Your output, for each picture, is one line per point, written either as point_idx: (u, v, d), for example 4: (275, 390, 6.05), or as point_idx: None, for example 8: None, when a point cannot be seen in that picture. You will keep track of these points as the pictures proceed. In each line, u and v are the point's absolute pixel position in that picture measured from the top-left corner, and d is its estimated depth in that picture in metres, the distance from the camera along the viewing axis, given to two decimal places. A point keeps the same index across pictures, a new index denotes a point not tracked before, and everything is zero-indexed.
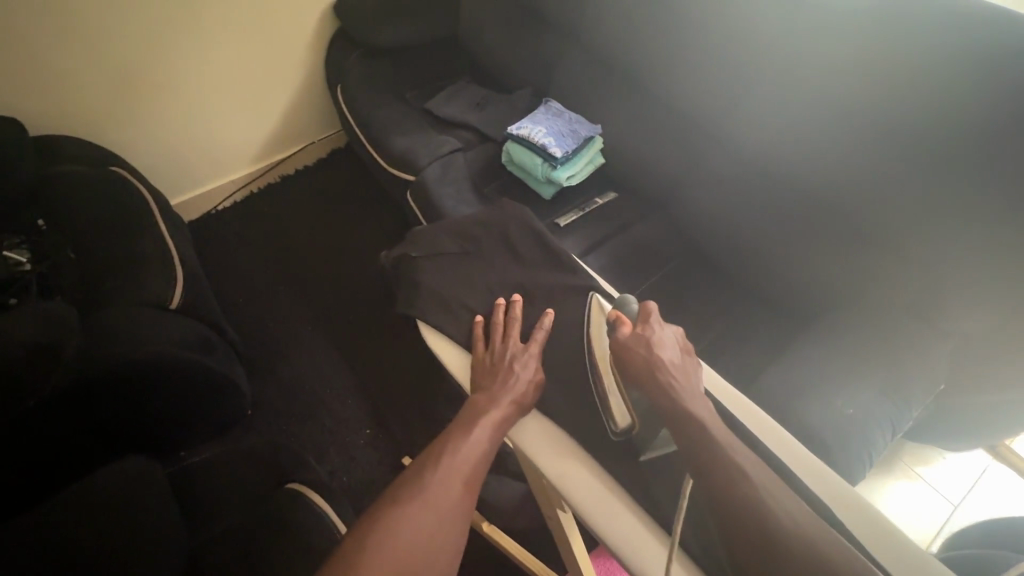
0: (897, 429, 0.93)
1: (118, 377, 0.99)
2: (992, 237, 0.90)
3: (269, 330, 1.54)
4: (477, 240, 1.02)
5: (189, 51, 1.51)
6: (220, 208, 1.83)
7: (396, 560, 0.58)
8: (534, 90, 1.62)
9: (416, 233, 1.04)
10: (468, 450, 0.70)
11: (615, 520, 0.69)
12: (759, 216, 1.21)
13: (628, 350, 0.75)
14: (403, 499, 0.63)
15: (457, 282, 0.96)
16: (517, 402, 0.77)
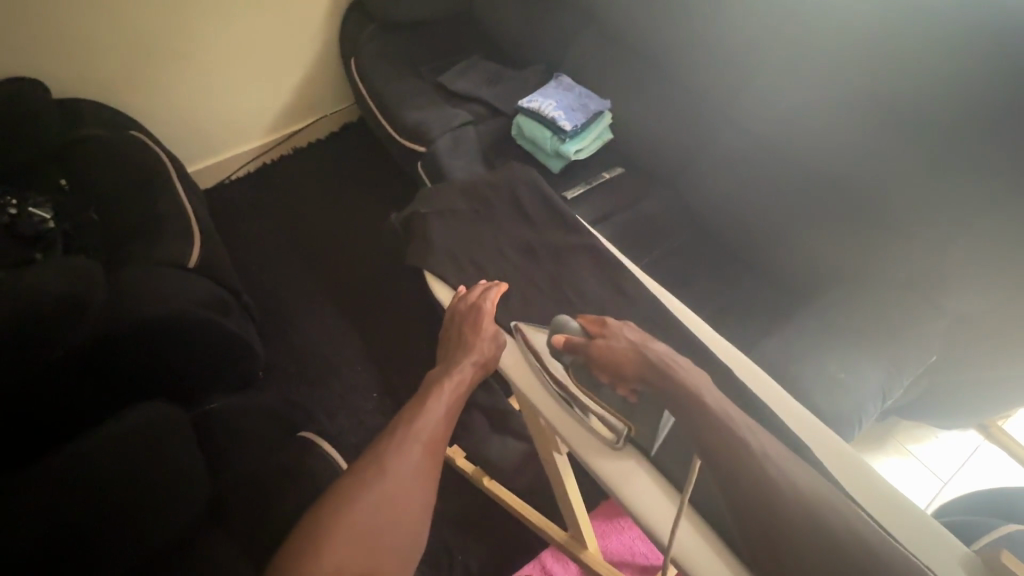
0: (886, 397, 0.95)
1: (145, 332, 1.03)
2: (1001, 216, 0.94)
3: (281, 296, 1.57)
4: (488, 200, 1.06)
5: (212, 20, 1.54)
6: (234, 177, 1.85)
7: (367, 513, 0.67)
8: (547, 65, 1.63)
9: (428, 191, 1.08)
10: (428, 416, 0.78)
11: (616, 470, 0.72)
12: (764, 193, 1.22)
13: (612, 350, 0.71)
14: (369, 461, 0.72)
15: (466, 240, 1.01)
16: (474, 364, 0.84)
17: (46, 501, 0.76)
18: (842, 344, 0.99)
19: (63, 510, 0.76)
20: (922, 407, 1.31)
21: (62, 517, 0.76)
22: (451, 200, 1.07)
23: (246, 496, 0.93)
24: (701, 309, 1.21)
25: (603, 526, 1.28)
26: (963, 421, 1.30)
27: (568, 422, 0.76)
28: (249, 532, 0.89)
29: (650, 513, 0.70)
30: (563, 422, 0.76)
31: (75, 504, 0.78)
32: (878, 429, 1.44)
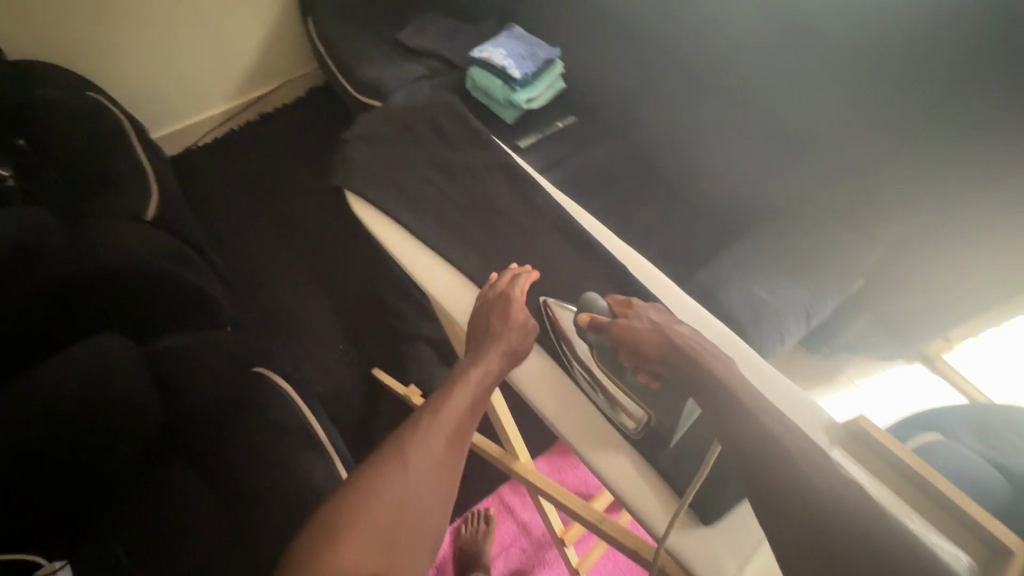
0: (810, 317, 1.01)
1: (102, 278, 1.03)
2: (929, 140, 0.97)
3: (247, 255, 1.59)
4: (410, 125, 1.00)
5: None
6: (200, 143, 1.86)
7: (381, 521, 0.55)
8: (502, 18, 1.63)
9: (361, 118, 1.01)
10: (453, 411, 0.65)
11: (620, 473, 0.72)
12: (709, 134, 1.24)
13: (636, 332, 0.71)
14: (384, 462, 0.59)
15: (389, 163, 0.96)
16: (504, 358, 0.72)
17: (14, 422, 0.81)
18: (771, 270, 1.03)
19: (29, 431, 0.82)
20: (866, 341, 1.36)
21: (31, 437, 0.82)
22: (372, 124, 1.00)
23: (204, 432, 0.98)
24: (646, 249, 1.25)
25: (553, 464, 1.29)
26: (904, 352, 1.35)
27: (572, 408, 0.77)
28: (209, 460, 0.96)
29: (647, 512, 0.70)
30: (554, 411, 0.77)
31: (40, 428, 0.82)
32: (829, 366, 1.48)
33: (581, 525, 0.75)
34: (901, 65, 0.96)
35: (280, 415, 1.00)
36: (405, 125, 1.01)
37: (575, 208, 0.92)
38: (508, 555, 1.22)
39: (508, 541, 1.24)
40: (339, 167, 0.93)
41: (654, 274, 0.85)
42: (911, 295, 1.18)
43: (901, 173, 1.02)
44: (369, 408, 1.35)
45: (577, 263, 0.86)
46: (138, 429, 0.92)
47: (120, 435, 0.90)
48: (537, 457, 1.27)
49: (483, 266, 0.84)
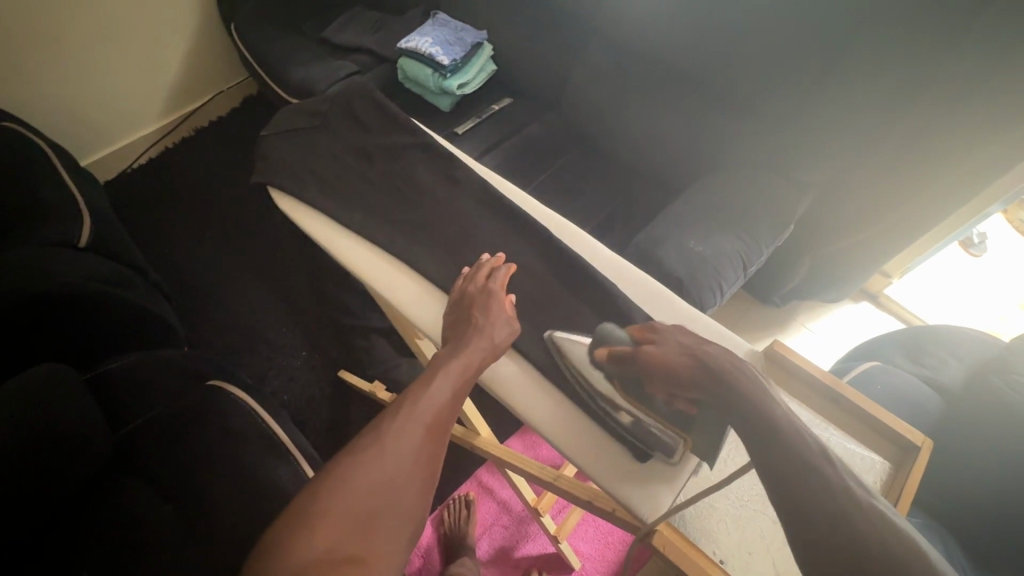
0: (747, 264, 1.05)
1: (38, 309, 0.98)
2: (847, 83, 1.01)
3: (196, 273, 1.55)
4: (328, 113, 0.99)
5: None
6: (135, 165, 1.79)
7: (355, 502, 0.53)
8: (426, 7, 1.62)
9: (280, 111, 0.99)
10: (432, 398, 0.63)
11: (653, 501, 0.67)
12: (639, 101, 1.26)
13: (665, 359, 0.61)
14: (360, 446, 0.57)
15: (311, 154, 0.94)
16: (486, 350, 0.71)
17: None
18: (707, 224, 1.06)
19: None
20: (811, 285, 1.42)
21: None
22: (294, 117, 0.98)
23: (158, 448, 0.96)
24: (590, 220, 1.27)
25: (526, 441, 1.30)
26: (846, 291, 1.41)
27: (554, 410, 0.74)
28: (171, 477, 0.93)
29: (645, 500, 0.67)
30: (522, 400, 0.75)
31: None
32: (781, 314, 1.54)
33: (541, 487, 0.77)
34: (807, 11, 0.99)
35: (237, 422, 0.99)
36: (327, 115, 0.99)
37: (495, 178, 0.94)
38: (490, 534, 1.24)
39: (490, 520, 1.26)
40: (266, 169, 0.91)
41: (580, 237, 0.88)
42: (843, 234, 1.24)
43: (821, 116, 1.06)
44: (337, 410, 1.34)
45: (514, 236, 0.87)
46: (90, 450, 0.90)
47: (72, 458, 0.87)
48: (508, 436, 1.28)
49: (421, 249, 0.84)
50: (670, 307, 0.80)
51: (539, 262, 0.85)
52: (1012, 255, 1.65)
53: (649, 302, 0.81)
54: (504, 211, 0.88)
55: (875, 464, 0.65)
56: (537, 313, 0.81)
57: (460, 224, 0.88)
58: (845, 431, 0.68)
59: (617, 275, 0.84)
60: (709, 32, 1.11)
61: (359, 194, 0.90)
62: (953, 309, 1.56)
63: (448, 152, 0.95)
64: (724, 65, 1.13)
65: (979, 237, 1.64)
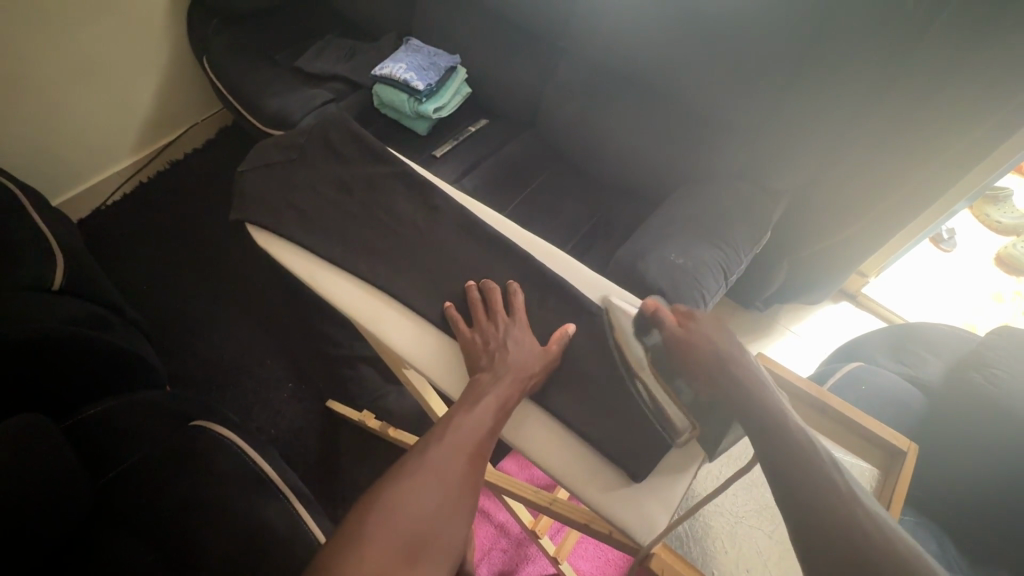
0: (728, 273, 1.06)
1: (11, 357, 0.95)
2: (814, 93, 1.04)
3: (176, 309, 1.52)
4: (305, 146, 0.99)
5: (45, 36, 1.41)
6: (109, 201, 1.76)
7: (403, 527, 0.53)
8: (398, 33, 1.64)
9: (258, 145, 0.99)
10: (473, 427, 0.65)
11: (637, 511, 0.67)
12: (613, 118, 1.28)
13: (691, 342, 0.63)
14: (406, 474, 0.58)
15: (290, 187, 0.94)
16: (522, 381, 0.71)
17: None
18: (687, 236, 1.07)
19: None
20: (791, 288, 1.44)
21: None
22: (271, 152, 0.98)
23: (141, 494, 0.93)
24: (572, 237, 1.28)
25: (520, 461, 1.29)
26: (826, 292, 1.44)
27: (548, 436, 0.73)
28: (162, 526, 0.89)
29: (639, 522, 0.66)
30: (520, 431, 0.73)
31: None
32: (764, 318, 1.57)
33: (537, 511, 0.76)
34: (768, 26, 1.02)
35: (227, 463, 0.97)
36: (303, 149, 0.99)
37: (476, 203, 0.94)
38: (489, 559, 1.22)
39: (488, 544, 1.24)
40: (243, 205, 0.91)
41: (563, 258, 0.89)
42: (819, 238, 1.27)
43: (789, 126, 1.09)
44: (327, 441, 1.32)
45: (496, 260, 0.87)
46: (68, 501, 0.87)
47: (50, 510, 0.84)
48: (502, 458, 1.27)
49: (405, 278, 0.84)
50: None
51: (522, 283, 0.85)
52: (981, 248, 1.70)
53: None
54: (486, 237, 0.88)
55: (864, 469, 0.66)
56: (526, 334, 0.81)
57: (442, 251, 0.88)
58: (834, 440, 0.69)
59: (600, 294, 0.85)
60: (675, 49, 1.14)
61: (339, 226, 0.89)
62: (928, 304, 1.60)
63: (428, 180, 0.95)
64: (692, 81, 1.16)
65: (949, 233, 1.68)
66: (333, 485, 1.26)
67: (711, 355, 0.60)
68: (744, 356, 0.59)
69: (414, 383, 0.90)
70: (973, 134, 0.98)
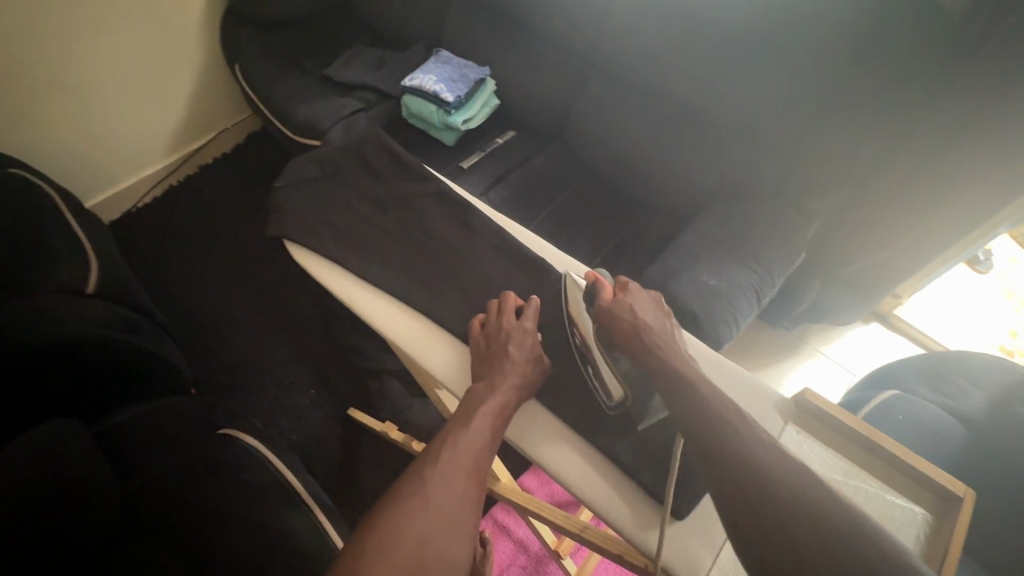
0: (761, 295, 1.04)
1: (49, 361, 0.98)
2: (850, 112, 1.02)
3: (202, 313, 1.54)
4: (338, 159, 1.00)
5: (85, 43, 1.45)
6: (140, 204, 1.79)
7: (408, 546, 0.53)
8: (427, 43, 1.65)
9: (293, 159, 1.00)
10: (473, 437, 0.65)
11: (671, 542, 0.66)
12: (640, 132, 1.27)
13: (619, 309, 0.71)
14: (408, 491, 0.58)
15: (323, 201, 0.94)
16: (519, 387, 0.72)
17: None
18: (719, 256, 1.06)
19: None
20: (823, 309, 1.41)
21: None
22: (304, 164, 0.99)
23: (166, 501, 0.94)
24: (599, 253, 1.27)
25: (540, 477, 1.28)
26: (859, 313, 1.40)
27: (578, 460, 0.72)
28: (183, 528, 0.91)
29: (672, 551, 0.66)
30: (547, 451, 0.73)
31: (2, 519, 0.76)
32: (792, 338, 1.53)
33: (564, 535, 0.75)
34: (806, 43, 1.00)
35: (249, 471, 0.97)
36: (335, 161, 0.99)
37: (508, 220, 0.94)
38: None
39: (507, 560, 1.23)
40: (276, 216, 0.92)
41: (594, 278, 0.88)
42: (853, 258, 1.24)
43: (824, 145, 1.07)
44: (348, 450, 1.32)
45: (527, 279, 0.86)
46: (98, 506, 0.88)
47: (81, 515, 0.85)
48: (523, 473, 1.26)
49: (435, 294, 0.84)
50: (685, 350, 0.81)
51: (553, 303, 0.84)
52: (1021, 272, 1.64)
53: None
54: (517, 255, 0.88)
55: (917, 515, 0.63)
56: (558, 356, 0.80)
57: (473, 269, 0.87)
58: (881, 481, 0.66)
59: None
60: (709, 66, 1.13)
61: (371, 241, 0.90)
62: (965, 328, 1.55)
63: (459, 196, 0.95)
64: (725, 99, 1.14)
65: (985, 254, 1.63)
66: (352, 495, 1.27)
67: (627, 325, 0.69)
68: (652, 329, 0.68)
69: (442, 399, 0.90)
70: (1019, 158, 0.95)
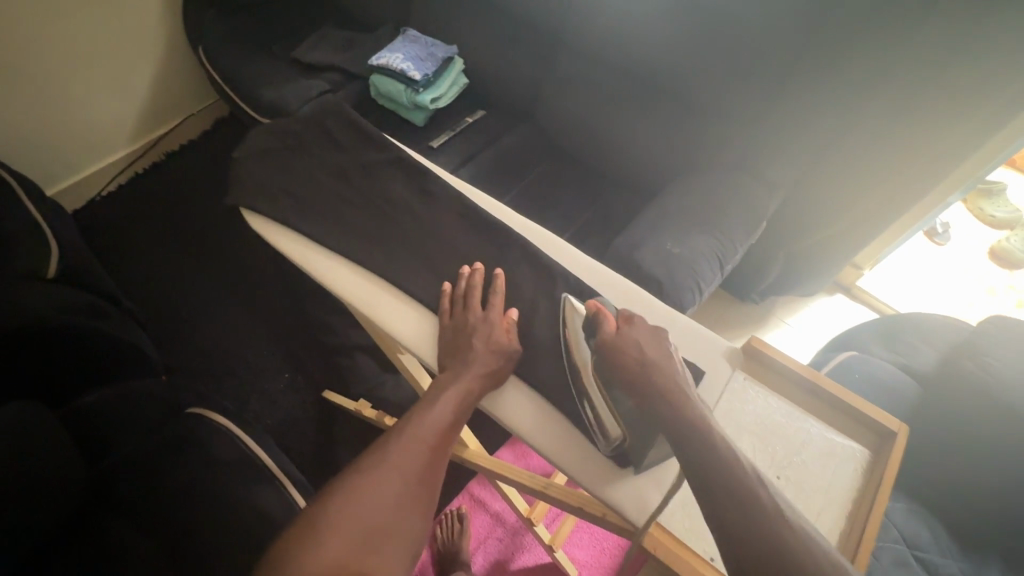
0: (723, 263, 1.07)
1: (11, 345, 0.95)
2: (808, 83, 1.04)
3: (172, 299, 1.52)
4: (299, 133, 0.99)
5: (38, 24, 1.40)
6: (105, 192, 1.75)
7: (360, 519, 0.55)
8: (395, 23, 1.63)
9: (253, 131, 0.99)
10: (435, 420, 0.66)
11: (631, 492, 0.68)
12: (609, 108, 1.28)
13: (622, 346, 0.67)
14: (365, 469, 0.60)
15: (285, 173, 0.94)
16: (485, 376, 0.72)
17: None
18: (682, 226, 1.08)
19: None
20: (789, 280, 1.45)
21: None
22: (266, 137, 0.98)
23: (133, 481, 0.93)
24: (569, 228, 1.28)
25: (515, 450, 1.30)
26: (824, 283, 1.44)
27: (542, 419, 0.74)
28: (151, 510, 0.90)
29: (629, 500, 0.67)
30: (512, 412, 0.74)
31: None
32: (760, 310, 1.57)
33: (532, 496, 0.77)
34: (765, 15, 1.02)
35: (219, 448, 0.97)
36: (298, 135, 0.99)
37: (471, 189, 0.95)
38: (485, 547, 1.23)
39: (484, 533, 1.25)
40: (237, 190, 0.91)
41: (556, 242, 0.89)
42: (814, 229, 1.27)
43: (784, 116, 1.10)
44: (324, 431, 1.32)
45: (491, 247, 0.87)
46: (65, 488, 0.87)
47: (47, 497, 0.84)
48: (499, 446, 1.27)
49: (401, 265, 0.84)
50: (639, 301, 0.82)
51: (517, 269, 0.85)
52: (977, 242, 1.71)
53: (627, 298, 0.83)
54: (480, 222, 0.88)
55: (855, 451, 0.67)
56: (524, 320, 0.81)
57: (437, 237, 0.88)
58: (823, 420, 0.70)
59: (591, 275, 0.86)
60: (673, 41, 1.14)
61: (335, 212, 0.89)
62: (923, 297, 1.61)
63: (423, 166, 0.95)
64: (690, 73, 1.15)
65: (943, 227, 1.68)
66: (328, 475, 1.27)
67: (631, 362, 0.65)
68: (662, 367, 0.64)
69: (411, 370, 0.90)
70: (966, 126, 0.99)
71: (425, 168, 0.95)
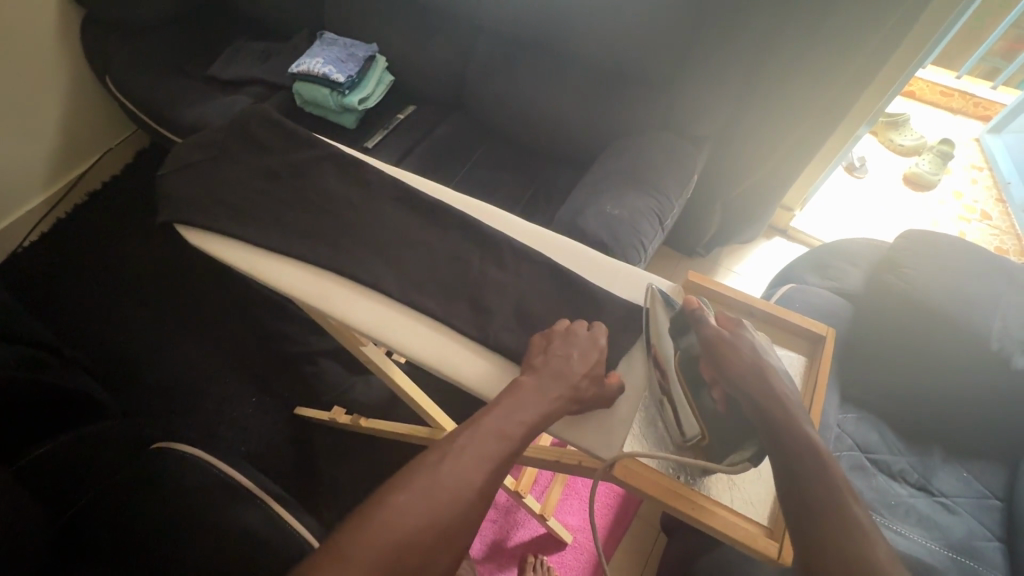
0: (663, 219, 1.12)
1: None
2: (715, 36, 1.11)
3: (119, 341, 1.45)
4: (225, 143, 0.97)
5: None
6: (26, 242, 1.63)
7: (396, 536, 0.50)
8: (311, 29, 1.61)
9: (176, 148, 0.96)
10: (498, 433, 0.59)
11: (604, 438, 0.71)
12: (536, 88, 1.31)
13: (727, 347, 0.64)
14: (407, 482, 0.54)
15: (217, 184, 0.92)
16: (559, 393, 0.66)
17: None
18: (620, 188, 1.12)
19: None
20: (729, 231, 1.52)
21: None
22: (192, 152, 0.96)
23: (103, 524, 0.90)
24: (514, 207, 1.31)
25: None
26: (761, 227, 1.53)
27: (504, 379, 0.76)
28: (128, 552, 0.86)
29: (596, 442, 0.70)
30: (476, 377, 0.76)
31: None
32: (709, 262, 1.65)
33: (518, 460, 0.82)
34: None
35: (192, 478, 0.94)
36: (225, 147, 0.97)
37: (407, 175, 0.96)
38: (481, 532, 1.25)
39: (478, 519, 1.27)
40: (170, 209, 0.88)
41: (498, 214, 0.92)
42: (745, 177, 1.34)
43: (698, 70, 1.16)
44: (302, 447, 1.30)
45: (436, 229, 0.89)
46: (32, 542, 0.83)
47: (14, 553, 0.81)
48: None
49: (351, 259, 0.84)
50: (577, 254, 0.88)
51: (466, 247, 0.87)
52: (892, 172, 1.85)
53: (566, 256, 0.88)
54: (421, 204, 0.90)
55: (794, 360, 0.73)
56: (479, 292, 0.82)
57: (382, 226, 0.89)
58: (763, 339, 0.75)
59: (530, 237, 0.90)
60: (585, 13, 1.18)
61: (275, 216, 0.88)
62: (851, 228, 1.73)
63: (357, 160, 0.96)
64: (606, 42, 1.19)
65: (859, 161, 1.80)
66: (313, 490, 1.25)
67: (739, 360, 0.62)
68: (766, 366, 0.61)
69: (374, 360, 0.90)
70: (857, 57, 1.07)
71: (357, 161, 0.95)
